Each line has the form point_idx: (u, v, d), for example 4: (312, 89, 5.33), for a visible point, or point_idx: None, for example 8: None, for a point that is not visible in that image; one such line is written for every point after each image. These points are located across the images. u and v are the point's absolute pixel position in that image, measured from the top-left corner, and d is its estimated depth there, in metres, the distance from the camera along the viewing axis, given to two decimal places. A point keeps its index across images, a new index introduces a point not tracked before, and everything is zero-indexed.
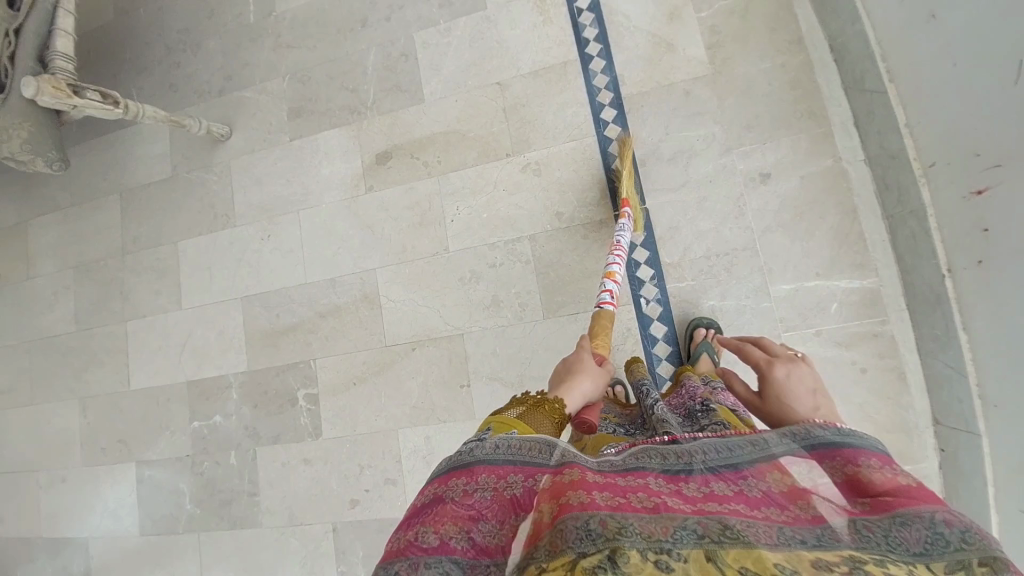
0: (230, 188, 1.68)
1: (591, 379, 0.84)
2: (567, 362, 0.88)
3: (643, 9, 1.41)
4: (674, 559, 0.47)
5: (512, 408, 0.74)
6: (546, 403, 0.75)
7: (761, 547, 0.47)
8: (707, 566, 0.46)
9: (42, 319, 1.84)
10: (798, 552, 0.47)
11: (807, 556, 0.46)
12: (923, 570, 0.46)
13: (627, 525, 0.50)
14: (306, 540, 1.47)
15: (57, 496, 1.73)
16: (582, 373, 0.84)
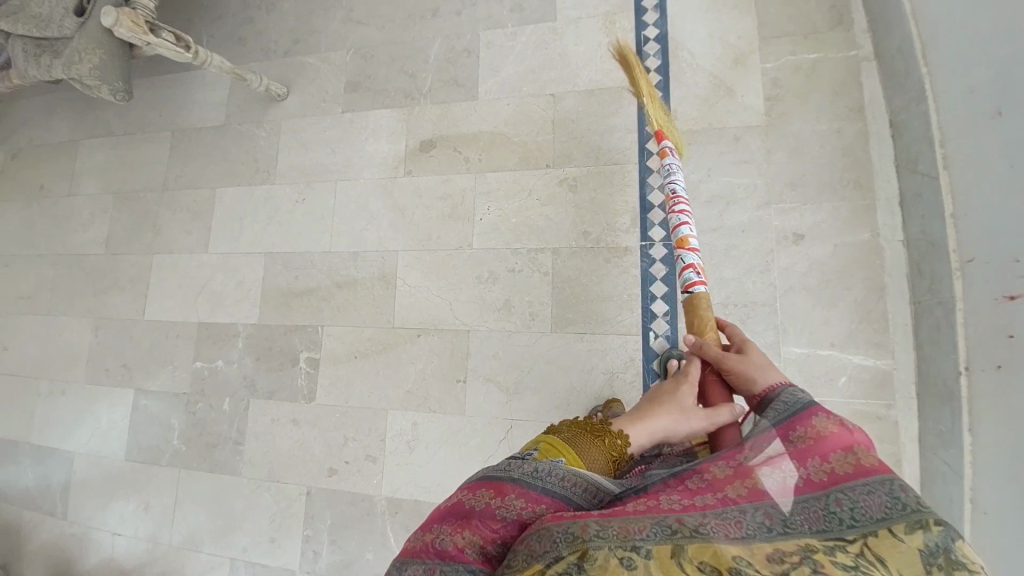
0: (276, 146, 1.72)
1: (669, 416, 0.70)
2: (653, 391, 0.76)
3: (709, 48, 1.41)
4: (642, 556, 0.50)
5: (565, 431, 0.70)
6: (607, 436, 0.68)
7: (721, 542, 0.51)
8: (670, 562, 0.49)
9: (76, 235, 1.91)
10: (758, 543, 0.51)
11: (765, 549, 0.50)
12: (884, 535, 0.50)
13: (602, 528, 0.53)
14: (279, 499, 1.50)
15: (54, 406, 1.79)
16: (661, 411, 0.71)
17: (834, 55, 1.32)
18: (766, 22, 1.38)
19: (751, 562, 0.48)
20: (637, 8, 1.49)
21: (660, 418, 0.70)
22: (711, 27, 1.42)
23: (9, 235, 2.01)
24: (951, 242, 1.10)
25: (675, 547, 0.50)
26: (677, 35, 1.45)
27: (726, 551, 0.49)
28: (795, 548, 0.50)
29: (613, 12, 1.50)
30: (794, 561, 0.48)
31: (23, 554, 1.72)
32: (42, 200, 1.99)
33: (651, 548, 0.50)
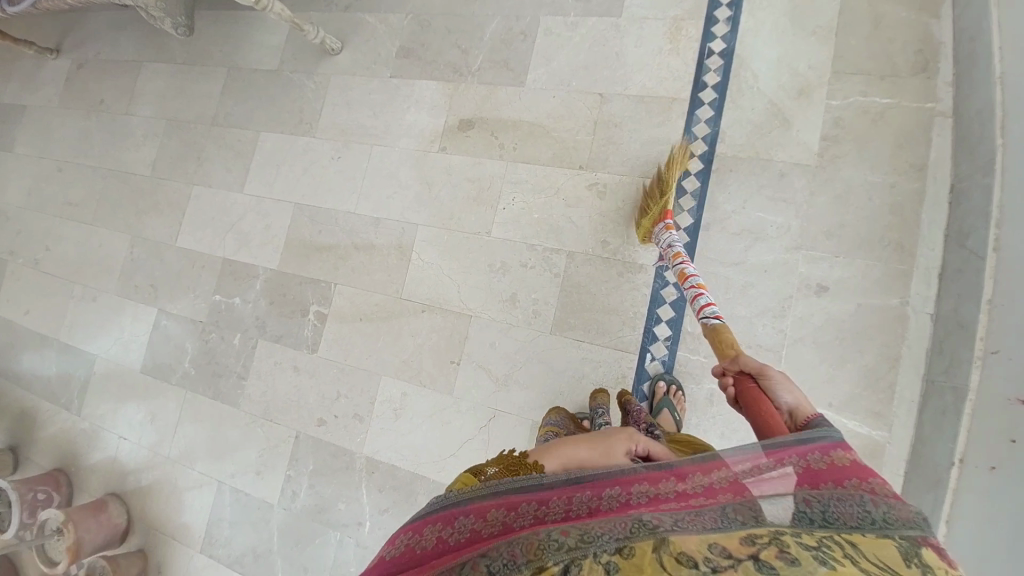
0: (322, 100, 1.75)
1: (589, 447, 0.76)
2: (592, 437, 0.80)
3: (774, 74, 1.33)
4: (623, 555, 0.53)
5: (489, 466, 0.74)
6: (523, 468, 0.73)
7: (699, 532, 0.56)
8: (651, 553, 0.53)
9: (127, 153, 2.02)
10: (732, 531, 0.56)
11: (738, 535, 0.55)
12: (856, 536, 0.56)
13: (586, 534, 0.58)
14: (269, 436, 1.60)
15: (86, 308, 1.93)
16: (587, 450, 0.76)
17: (908, 104, 1.23)
18: (842, 55, 1.29)
19: (725, 549, 0.52)
20: (707, 18, 1.41)
21: (580, 453, 0.75)
22: (781, 51, 1.34)
23: (69, 142, 2.14)
24: (980, 329, 1.06)
25: (655, 540, 0.54)
26: (743, 53, 1.37)
27: (699, 542, 0.54)
28: (767, 533, 0.54)
29: (681, 18, 1.43)
30: (764, 542, 0.52)
31: (38, 437, 1.89)
32: (102, 114, 2.09)
33: (632, 545, 0.54)
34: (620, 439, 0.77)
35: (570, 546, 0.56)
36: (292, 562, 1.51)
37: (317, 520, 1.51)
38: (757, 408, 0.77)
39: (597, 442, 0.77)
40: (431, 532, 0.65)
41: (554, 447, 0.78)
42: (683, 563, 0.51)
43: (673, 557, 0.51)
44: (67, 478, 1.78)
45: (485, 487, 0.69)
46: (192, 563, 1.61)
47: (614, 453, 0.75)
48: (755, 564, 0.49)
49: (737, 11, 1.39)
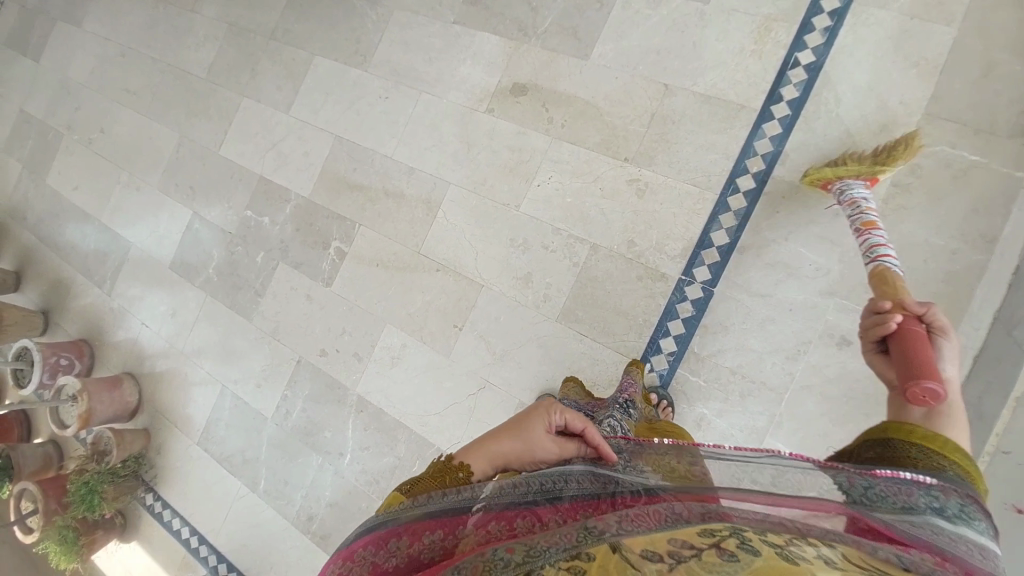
0: (381, 33, 1.70)
1: (508, 435, 0.70)
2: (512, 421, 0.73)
3: (859, 102, 1.23)
4: (585, 560, 0.47)
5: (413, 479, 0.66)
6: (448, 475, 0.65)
7: (655, 535, 0.51)
8: (611, 554, 0.48)
9: (186, 50, 2.03)
10: (688, 529, 0.52)
11: (694, 530, 0.51)
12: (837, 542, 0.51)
13: (536, 548, 0.51)
14: (275, 355, 1.68)
15: (130, 197, 2.03)
16: (512, 443, 0.70)
17: (996, 168, 1.14)
18: (941, 97, 1.18)
19: (685, 542, 0.48)
20: (803, 24, 1.28)
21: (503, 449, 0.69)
22: (874, 79, 1.22)
23: (134, 29, 2.16)
24: (999, 424, 1.04)
25: (608, 543, 0.50)
26: (831, 71, 1.26)
27: (660, 541, 0.49)
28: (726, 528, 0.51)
29: (773, 18, 1.30)
30: (723, 535, 0.49)
31: (75, 305, 2.05)
32: (169, 6, 2.10)
33: (590, 549, 0.49)
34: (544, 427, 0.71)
35: (518, 562, 0.50)
36: (275, 473, 1.63)
37: (304, 442, 1.61)
38: (917, 346, 0.75)
39: (520, 435, 0.70)
40: (362, 558, 0.57)
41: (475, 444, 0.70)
42: (649, 559, 0.46)
43: (635, 554, 0.46)
44: (89, 350, 1.96)
45: (409, 506, 0.61)
46: (188, 451, 1.76)
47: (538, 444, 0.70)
48: (718, 549, 0.45)
49: (838, 21, 1.26)
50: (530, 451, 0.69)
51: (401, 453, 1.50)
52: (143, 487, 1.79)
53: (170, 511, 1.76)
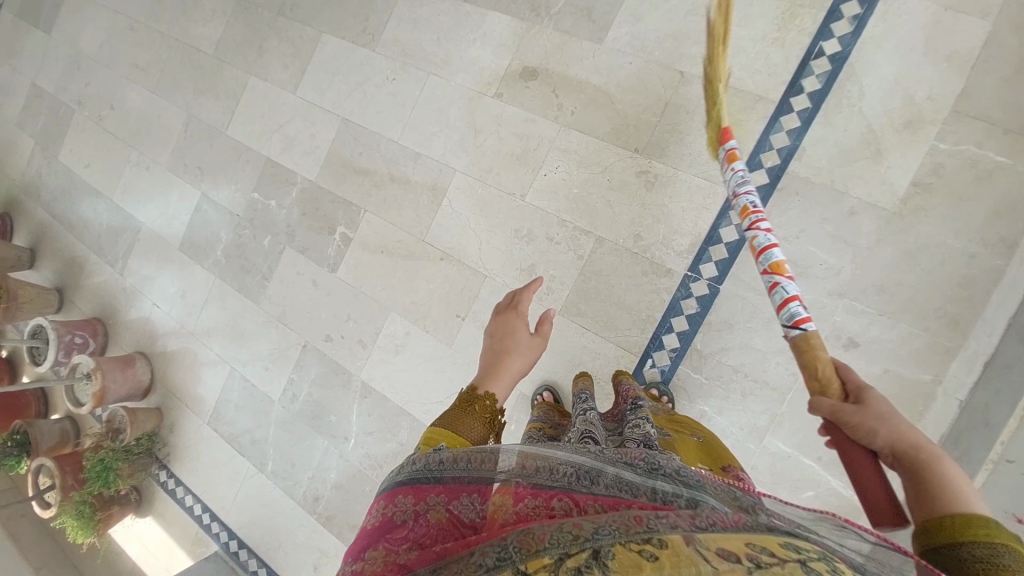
0: (389, 11, 1.65)
1: (511, 355, 1.03)
2: (494, 346, 1.06)
3: (884, 95, 1.17)
4: (655, 547, 0.47)
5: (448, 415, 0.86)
6: (477, 403, 0.89)
7: (729, 531, 0.51)
8: (686, 546, 0.48)
9: (194, 26, 2.00)
10: (767, 534, 0.51)
11: (776, 538, 0.50)
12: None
13: (602, 528, 0.51)
14: (282, 338, 1.71)
15: (139, 176, 2.04)
16: (511, 355, 1.02)
17: None
18: (972, 92, 1.12)
19: (767, 548, 0.47)
20: (830, 10, 1.22)
21: (511, 357, 1.02)
22: (902, 70, 1.17)
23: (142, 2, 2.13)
24: (1005, 432, 1.02)
25: (684, 535, 0.49)
26: (857, 61, 1.20)
27: (737, 541, 0.49)
28: (812, 548, 0.49)
29: (798, 3, 1.24)
30: (811, 554, 0.48)
31: (90, 282, 2.10)
32: None
33: (661, 538, 0.49)
34: (519, 329, 1.08)
35: (580, 535, 0.50)
36: (282, 454, 1.69)
37: (309, 424, 1.65)
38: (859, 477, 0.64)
39: (510, 344, 1.05)
40: (403, 504, 0.64)
41: (484, 376, 0.98)
42: (726, 559, 0.45)
43: (712, 551, 0.46)
44: (103, 329, 2.02)
45: (444, 463, 0.69)
46: (199, 430, 1.82)
47: (527, 339, 1.06)
48: (803, 564, 0.45)
49: (868, 9, 1.20)
50: (526, 351, 1.05)
51: (403, 439, 1.54)
52: (157, 464, 1.87)
53: (183, 488, 1.83)
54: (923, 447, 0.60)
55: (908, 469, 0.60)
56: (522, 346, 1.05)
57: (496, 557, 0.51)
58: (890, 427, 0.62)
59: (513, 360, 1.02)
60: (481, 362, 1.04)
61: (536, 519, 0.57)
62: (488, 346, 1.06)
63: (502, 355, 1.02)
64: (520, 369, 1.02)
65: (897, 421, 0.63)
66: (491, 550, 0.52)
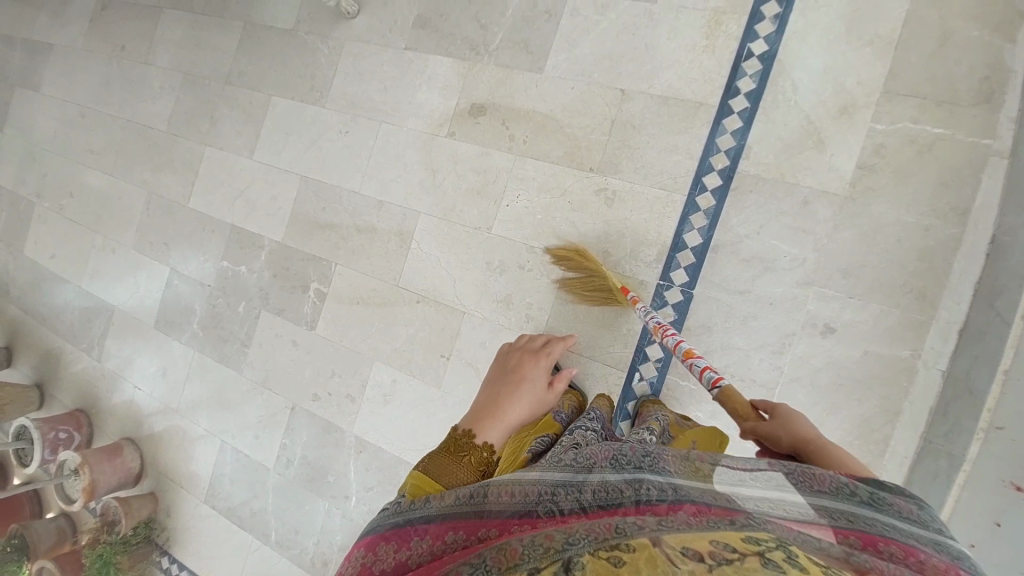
0: (334, 67, 1.68)
1: (518, 404, 1.06)
2: (502, 391, 1.10)
3: (816, 86, 1.21)
4: (624, 551, 0.51)
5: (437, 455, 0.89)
6: (473, 453, 0.91)
7: (696, 532, 0.55)
8: (653, 549, 0.51)
9: (143, 105, 2.01)
10: (729, 531, 0.54)
11: (738, 534, 0.53)
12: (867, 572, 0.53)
13: (573, 542, 0.55)
14: (269, 404, 1.68)
15: (105, 259, 2.02)
16: (514, 401, 1.06)
17: (961, 138, 1.12)
18: (898, 73, 1.17)
19: (730, 545, 0.51)
20: (752, 13, 1.27)
21: (513, 408, 1.04)
22: (829, 61, 1.21)
23: (90, 87, 2.14)
24: (989, 399, 1.01)
25: (651, 539, 0.53)
26: (786, 58, 1.24)
27: (701, 541, 0.52)
28: (771, 539, 0.53)
29: (722, 10, 1.29)
30: (770, 545, 0.51)
31: (68, 373, 2.06)
32: (122, 60, 2.07)
33: (631, 543, 0.52)
34: (531, 383, 1.11)
35: (552, 548, 0.55)
36: (284, 523, 1.64)
37: (307, 489, 1.61)
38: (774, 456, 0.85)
39: (517, 394, 1.08)
40: (384, 552, 0.68)
41: (482, 418, 1.02)
42: (689, 559, 0.49)
43: (675, 552, 0.50)
44: (87, 420, 1.96)
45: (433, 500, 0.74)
46: (197, 509, 1.76)
47: (537, 392, 1.10)
48: (762, 558, 0.48)
49: (787, 7, 1.25)
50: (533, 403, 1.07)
51: None
52: (157, 551, 1.80)
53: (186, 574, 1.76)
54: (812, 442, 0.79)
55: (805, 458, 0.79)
56: (530, 400, 1.08)
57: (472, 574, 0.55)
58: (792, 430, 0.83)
59: (514, 410, 1.04)
60: (485, 403, 1.08)
61: (518, 535, 0.61)
62: (495, 390, 1.11)
63: (507, 400, 1.06)
64: (522, 418, 1.04)
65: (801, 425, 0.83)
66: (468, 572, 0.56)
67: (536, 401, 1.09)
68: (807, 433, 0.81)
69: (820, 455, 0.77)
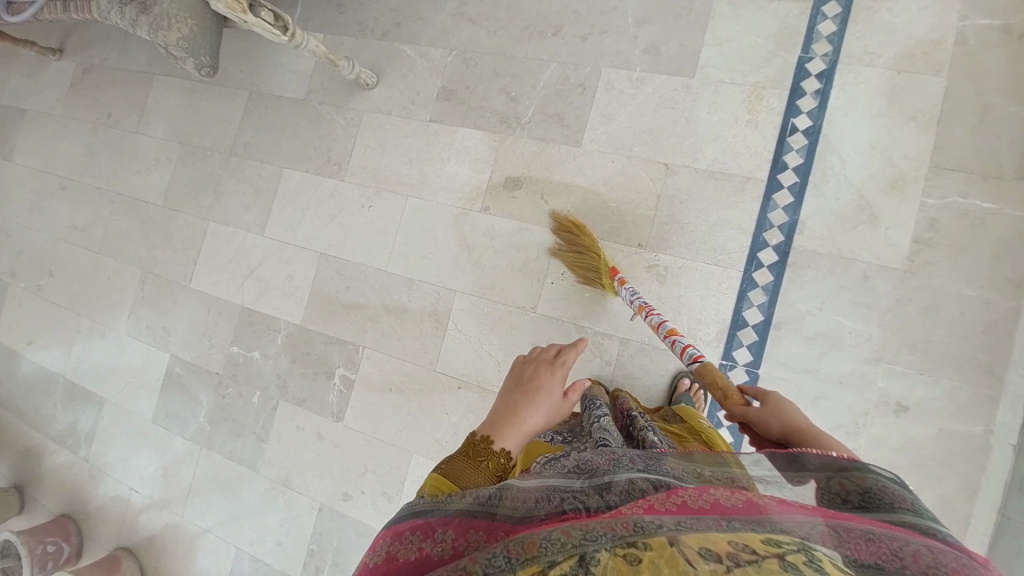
0: (353, 139, 1.61)
1: (532, 410, 0.85)
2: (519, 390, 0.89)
3: (864, 161, 1.22)
4: (640, 549, 0.48)
5: (452, 461, 0.74)
6: (490, 458, 0.75)
7: (715, 531, 0.50)
8: (669, 547, 0.47)
9: (135, 176, 1.87)
10: (750, 532, 0.50)
11: (759, 536, 0.49)
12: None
13: (589, 533, 0.51)
14: (291, 505, 1.52)
15: (94, 346, 1.84)
16: (528, 407, 0.85)
17: (1010, 212, 1.14)
18: (941, 147, 1.19)
19: (749, 545, 0.47)
20: (793, 88, 1.28)
21: (533, 411, 0.84)
22: (874, 136, 1.22)
23: (72, 157, 1.98)
24: None
25: (669, 537, 0.49)
26: (831, 132, 1.25)
27: (719, 540, 0.48)
28: (793, 541, 0.48)
29: (761, 85, 1.30)
30: (793, 547, 0.47)
31: (48, 475, 1.83)
32: (109, 129, 1.93)
33: (646, 540, 0.49)
34: (552, 384, 0.90)
35: (570, 542, 0.51)
36: None
37: None
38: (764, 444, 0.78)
39: (538, 396, 0.87)
40: (409, 542, 0.61)
41: (498, 421, 0.82)
42: (706, 559, 0.45)
43: (693, 551, 0.46)
44: (76, 526, 1.74)
45: (455, 494, 0.67)
46: None
47: (556, 399, 0.88)
48: (782, 559, 0.44)
49: (827, 83, 1.26)
50: (550, 411, 0.87)
51: None
52: None
53: None
54: (805, 428, 0.72)
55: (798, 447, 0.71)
56: (550, 409, 0.87)
57: (490, 565, 0.52)
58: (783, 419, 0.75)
59: (535, 414, 0.85)
60: (493, 409, 0.87)
61: (536, 527, 0.57)
62: (509, 388, 0.91)
63: (524, 408, 0.84)
64: (539, 425, 0.84)
65: (791, 414, 0.75)
66: (484, 562, 0.52)
67: (553, 410, 0.88)
68: (801, 421, 0.74)
69: (819, 441, 0.70)
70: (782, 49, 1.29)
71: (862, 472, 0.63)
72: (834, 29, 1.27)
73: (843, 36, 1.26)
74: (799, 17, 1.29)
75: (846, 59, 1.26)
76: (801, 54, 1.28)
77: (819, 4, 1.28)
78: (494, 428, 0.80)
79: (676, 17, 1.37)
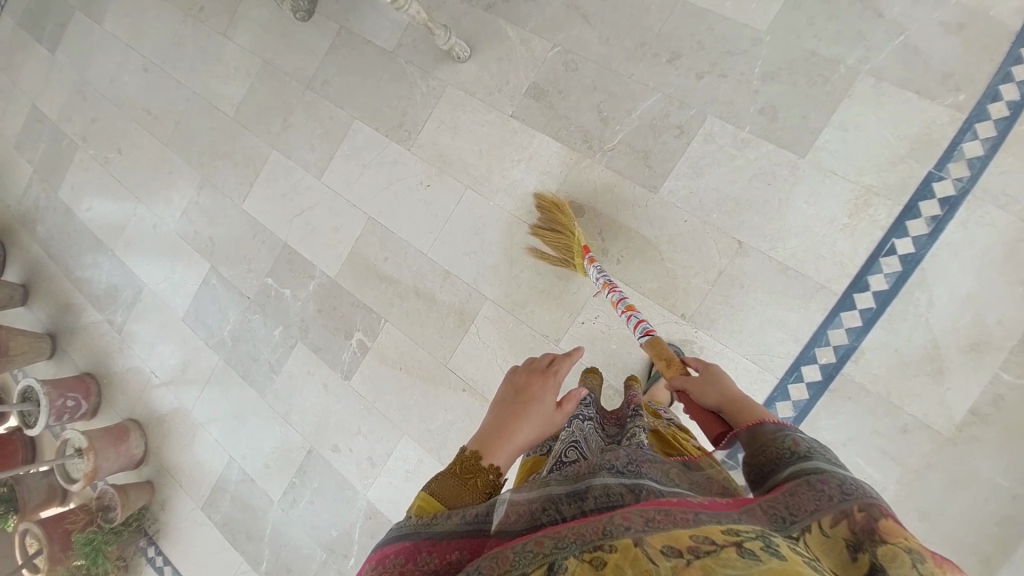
0: (430, 110, 1.54)
1: (524, 424, 0.74)
2: (506, 401, 0.76)
3: (953, 310, 1.11)
4: (606, 551, 0.46)
5: (440, 475, 0.66)
6: (478, 477, 0.66)
7: (677, 527, 0.49)
8: (635, 548, 0.46)
9: (213, 79, 1.86)
10: (710, 525, 0.49)
11: (718, 527, 0.48)
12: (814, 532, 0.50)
13: (560, 541, 0.49)
14: (286, 437, 1.64)
15: (144, 232, 1.93)
16: (519, 421, 0.73)
17: None
18: None
19: (710, 538, 0.46)
20: (908, 206, 1.14)
21: (525, 428, 0.73)
22: (975, 286, 1.10)
23: (158, 39, 1.98)
24: None
25: (633, 536, 0.48)
26: (930, 267, 1.13)
27: (681, 534, 0.48)
28: (752, 530, 0.48)
29: (874, 190, 1.16)
30: (750, 536, 0.47)
31: (83, 335, 2.00)
32: (198, 23, 1.90)
33: (613, 541, 0.47)
34: (546, 392, 0.77)
35: (542, 550, 0.49)
36: (277, 557, 1.63)
37: (307, 533, 1.60)
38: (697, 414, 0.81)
39: (530, 408, 0.75)
40: (392, 568, 0.54)
41: (488, 433, 0.72)
42: (668, 557, 0.44)
43: (656, 549, 0.45)
44: (96, 389, 1.92)
45: (443, 514, 0.60)
46: (192, 514, 1.75)
47: (549, 413, 0.76)
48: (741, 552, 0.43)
49: (948, 211, 1.12)
50: (544, 424, 0.76)
51: None
52: (145, 540, 1.78)
53: (171, 569, 1.75)
54: (737, 396, 0.74)
55: (729, 414, 0.73)
56: (543, 422, 0.76)
57: None
58: (716, 388, 0.77)
59: (526, 429, 0.73)
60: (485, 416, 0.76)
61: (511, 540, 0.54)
62: (497, 398, 0.77)
63: (513, 423, 0.73)
64: (531, 441, 0.74)
65: (723, 382, 0.78)
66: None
67: (549, 420, 0.76)
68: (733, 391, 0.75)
69: (744, 410, 0.71)
70: (913, 156, 1.14)
71: (768, 435, 0.64)
72: (979, 153, 1.11)
73: (986, 164, 1.11)
74: (946, 127, 1.13)
75: (980, 192, 1.11)
76: (932, 170, 1.13)
77: (973, 118, 1.12)
78: (483, 443, 0.70)
79: (809, 83, 1.21)
